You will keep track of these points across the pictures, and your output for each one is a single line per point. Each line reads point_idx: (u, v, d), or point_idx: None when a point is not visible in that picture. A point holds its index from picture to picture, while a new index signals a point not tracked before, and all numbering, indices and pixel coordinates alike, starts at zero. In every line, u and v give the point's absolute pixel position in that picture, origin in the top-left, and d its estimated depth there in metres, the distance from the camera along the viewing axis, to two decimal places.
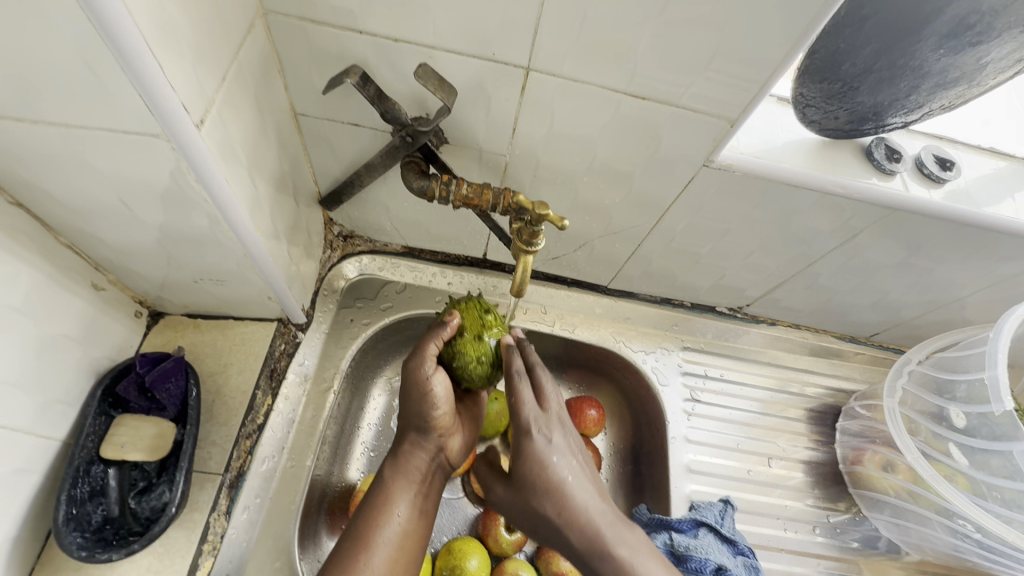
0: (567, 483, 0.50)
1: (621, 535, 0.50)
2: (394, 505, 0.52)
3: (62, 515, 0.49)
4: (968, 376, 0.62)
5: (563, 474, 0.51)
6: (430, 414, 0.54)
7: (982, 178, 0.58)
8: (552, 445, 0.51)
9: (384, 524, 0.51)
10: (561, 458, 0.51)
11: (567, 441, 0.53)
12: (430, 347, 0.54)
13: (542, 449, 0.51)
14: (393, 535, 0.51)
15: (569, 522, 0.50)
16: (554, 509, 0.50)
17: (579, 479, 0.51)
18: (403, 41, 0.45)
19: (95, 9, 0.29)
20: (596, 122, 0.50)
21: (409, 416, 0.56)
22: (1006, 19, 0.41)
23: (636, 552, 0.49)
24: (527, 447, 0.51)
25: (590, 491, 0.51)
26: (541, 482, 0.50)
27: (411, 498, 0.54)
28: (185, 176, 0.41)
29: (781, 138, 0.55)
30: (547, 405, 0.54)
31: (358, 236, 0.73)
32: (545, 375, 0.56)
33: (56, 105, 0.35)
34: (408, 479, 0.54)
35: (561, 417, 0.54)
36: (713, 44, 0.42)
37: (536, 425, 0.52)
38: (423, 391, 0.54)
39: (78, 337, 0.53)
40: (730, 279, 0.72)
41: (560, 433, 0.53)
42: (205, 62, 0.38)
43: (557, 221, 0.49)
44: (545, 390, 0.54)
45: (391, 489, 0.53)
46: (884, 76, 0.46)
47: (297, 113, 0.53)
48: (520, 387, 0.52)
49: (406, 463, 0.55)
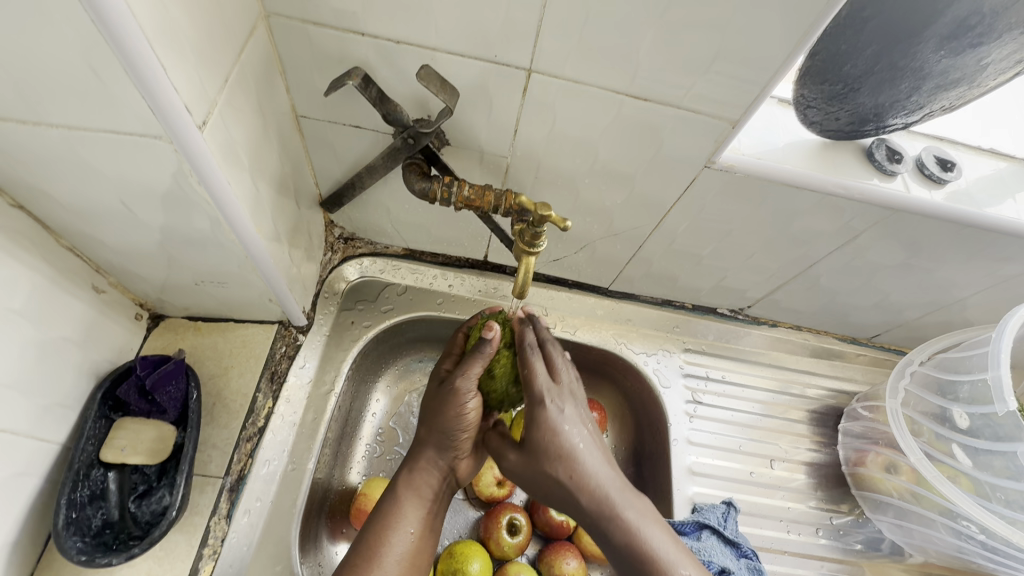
0: (580, 451, 0.50)
1: (629, 501, 0.51)
2: (405, 521, 0.53)
3: (62, 519, 0.49)
4: (971, 376, 0.62)
5: (575, 442, 0.50)
6: (454, 435, 0.54)
7: (983, 179, 0.58)
8: (564, 413, 0.51)
9: (395, 540, 0.52)
10: (574, 427, 0.51)
11: (578, 411, 0.53)
12: (475, 368, 0.52)
13: (555, 416, 0.50)
14: (403, 551, 0.52)
15: (581, 488, 0.50)
16: (566, 472, 0.50)
17: (591, 447, 0.51)
18: (404, 43, 0.45)
19: (99, 12, 0.29)
20: (597, 123, 0.50)
21: (430, 433, 0.56)
22: (1007, 19, 0.41)
23: (643, 518, 0.50)
24: (540, 414, 0.50)
25: (601, 459, 0.52)
26: (553, 447, 0.50)
27: (422, 515, 0.54)
28: (187, 178, 0.41)
29: (781, 138, 0.55)
30: (559, 375, 0.53)
31: (359, 239, 0.73)
32: (556, 347, 0.54)
33: (58, 107, 0.35)
34: (421, 497, 0.55)
35: (572, 386, 0.54)
36: (714, 45, 0.42)
37: (549, 394, 0.51)
38: (456, 411, 0.53)
39: (78, 340, 0.53)
40: (732, 281, 0.72)
41: (571, 403, 0.52)
42: (208, 64, 0.37)
43: (559, 221, 0.49)
44: (556, 359, 0.53)
45: (403, 505, 0.54)
46: (885, 77, 0.47)
47: (298, 115, 0.53)
48: (532, 360, 0.51)
49: (419, 480, 0.55)
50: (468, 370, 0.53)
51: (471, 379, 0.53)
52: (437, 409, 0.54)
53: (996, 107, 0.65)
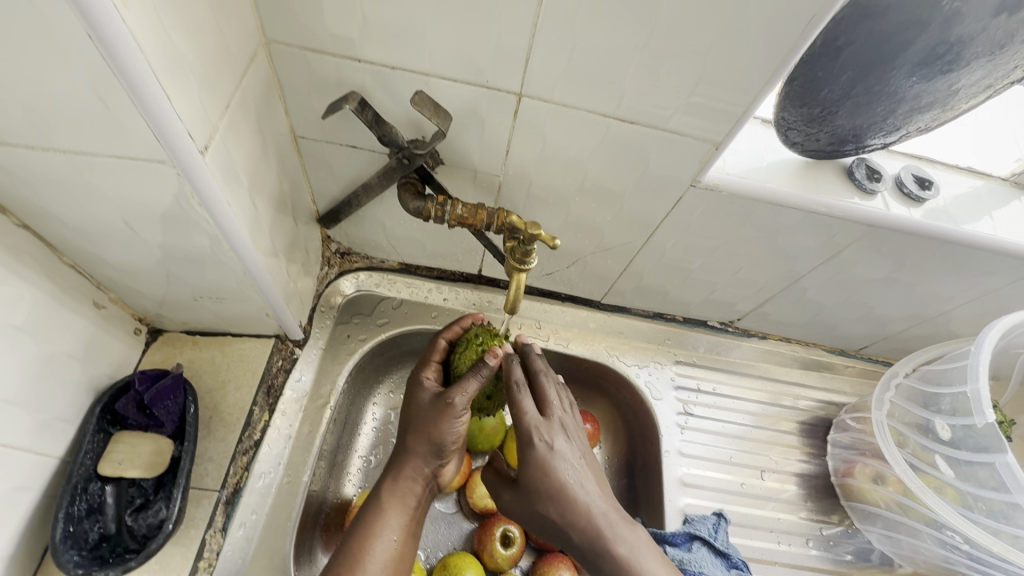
0: (571, 487, 0.51)
1: (621, 533, 0.51)
2: (388, 527, 0.54)
3: (59, 533, 0.49)
4: (952, 389, 0.63)
5: (567, 479, 0.51)
6: (442, 445, 0.56)
7: (960, 197, 0.60)
8: (555, 449, 0.51)
9: (377, 545, 0.52)
10: (565, 462, 0.51)
11: (571, 445, 0.53)
12: (470, 388, 0.54)
13: (545, 454, 0.51)
14: (386, 557, 0.52)
15: (572, 524, 0.51)
16: (557, 513, 0.51)
17: (583, 483, 0.51)
18: (399, 69, 0.47)
19: (109, 46, 0.30)
20: (587, 144, 0.52)
21: (417, 442, 0.57)
22: (975, 48, 0.44)
23: (638, 550, 0.50)
24: (530, 456, 0.51)
25: (594, 492, 0.52)
26: (545, 488, 0.51)
27: (405, 521, 0.55)
28: (188, 200, 0.42)
29: (765, 158, 0.57)
30: (550, 409, 0.54)
31: (355, 253, 0.74)
32: (546, 381, 0.56)
33: (66, 134, 0.36)
34: (404, 503, 0.56)
35: (563, 419, 0.55)
36: (696, 71, 0.44)
37: (537, 431, 0.52)
38: (446, 422, 0.55)
39: (78, 354, 0.54)
40: (721, 294, 0.74)
41: (563, 438, 0.53)
42: (210, 92, 0.39)
43: (548, 240, 0.51)
44: (547, 395, 0.55)
45: (386, 510, 0.55)
46: (861, 101, 0.49)
47: (297, 136, 0.55)
48: (520, 398, 0.53)
49: (403, 487, 0.56)
50: (464, 388, 0.54)
51: (464, 394, 0.54)
52: (427, 419, 0.56)
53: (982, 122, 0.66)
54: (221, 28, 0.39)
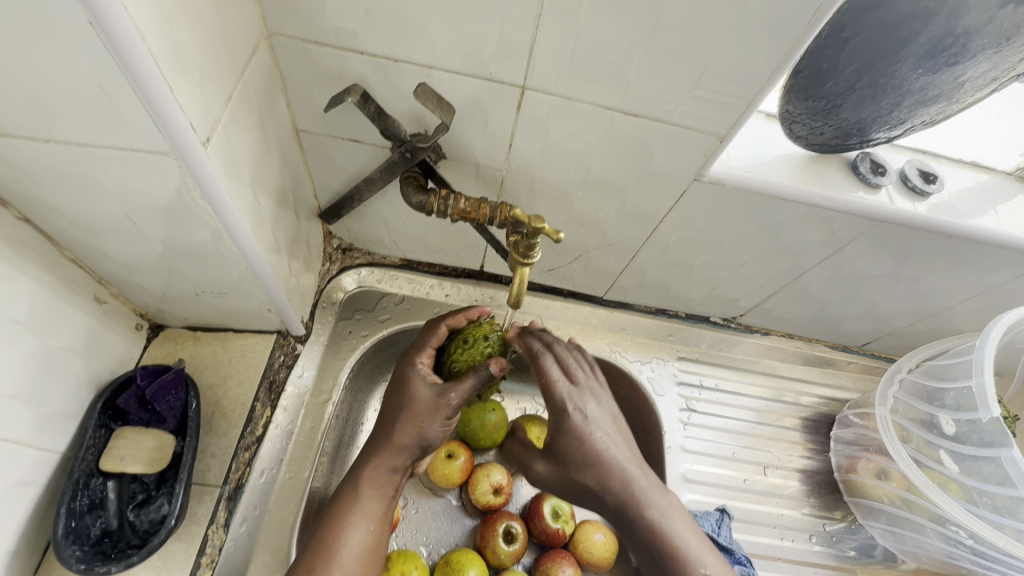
0: (606, 454, 0.51)
1: (654, 498, 0.52)
2: (361, 516, 0.53)
3: (61, 528, 0.49)
4: (956, 384, 0.63)
5: (601, 446, 0.51)
6: (426, 439, 0.56)
7: (964, 191, 0.60)
8: (586, 416, 0.52)
9: (351, 535, 0.52)
10: (598, 431, 0.52)
11: (603, 409, 0.53)
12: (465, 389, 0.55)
13: (579, 423, 0.52)
14: (358, 547, 0.52)
15: (608, 490, 0.51)
16: (594, 480, 0.51)
17: (617, 449, 0.52)
18: (402, 61, 0.46)
19: (110, 34, 0.30)
20: (590, 137, 0.52)
21: (403, 433, 0.56)
22: (980, 40, 0.43)
23: (669, 514, 0.52)
24: (566, 423, 0.52)
25: (628, 457, 0.52)
26: (580, 456, 0.52)
27: (381, 511, 0.55)
28: (190, 192, 0.42)
29: (769, 152, 0.57)
30: (576, 376, 0.54)
31: (357, 249, 0.74)
32: (567, 350, 0.56)
33: (67, 125, 0.36)
34: (380, 492, 0.55)
35: (591, 384, 0.55)
36: (701, 64, 0.44)
37: (570, 398, 0.53)
38: (437, 417, 0.56)
39: (79, 349, 0.53)
40: (724, 290, 0.73)
41: (594, 402, 0.53)
42: (212, 83, 0.39)
43: (551, 233, 0.50)
44: (570, 362, 0.55)
45: (361, 500, 0.54)
46: (866, 94, 0.48)
47: (298, 131, 0.55)
48: (548, 367, 0.54)
49: (379, 476, 0.55)
50: (462, 386, 0.55)
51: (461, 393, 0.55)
52: (419, 411, 0.56)
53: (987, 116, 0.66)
54: (223, 19, 0.39)
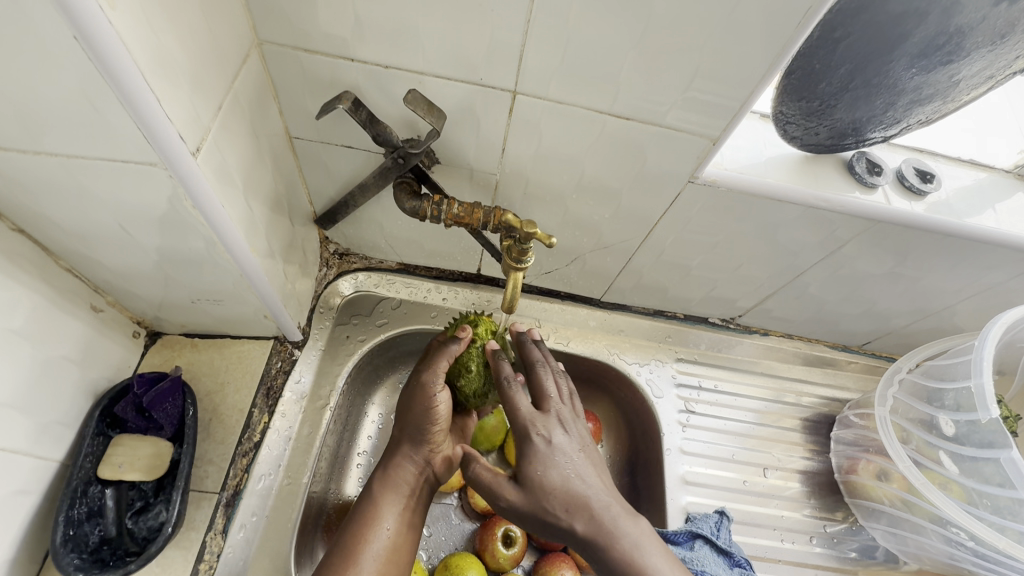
0: (572, 482, 0.49)
1: (623, 526, 0.49)
2: (382, 518, 0.55)
3: (59, 537, 0.49)
4: (955, 384, 0.63)
5: (566, 471, 0.50)
6: (426, 429, 0.57)
7: (962, 189, 0.60)
8: (553, 443, 0.51)
9: (372, 537, 0.54)
10: (561, 459, 0.50)
11: (570, 439, 0.52)
12: (441, 364, 0.57)
13: (543, 448, 0.50)
14: (380, 548, 0.53)
15: (575, 514, 0.49)
16: (562, 506, 0.49)
17: (581, 476, 0.50)
18: (393, 68, 0.46)
19: (96, 49, 0.30)
20: (582, 141, 0.52)
21: (405, 428, 0.59)
22: (975, 38, 0.43)
23: (640, 543, 0.48)
24: (528, 446, 0.50)
25: (595, 484, 0.50)
26: (547, 484, 0.49)
27: (399, 510, 0.56)
28: (182, 202, 0.42)
29: (765, 153, 0.56)
30: (547, 404, 0.54)
31: (354, 254, 0.74)
32: (544, 376, 0.56)
33: (57, 137, 0.36)
34: (397, 492, 0.57)
35: (563, 413, 0.54)
36: (691, 66, 0.43)
37: (534, 425, 0.51)
38: (424, 403, 0.57)
39: (76, 358, 0.54)
40: (721, 291, 0.73)
41: (561, 431, 0.52)
42: (202, 92, 0.39)
43: (544, 238, 0.50)
44: (544, 387, 0.55)
45: (380, 502, 0.56)
46: (860, 93, 0.48)
47: (291, 137, 0.55)
48: (513, 393, 0.53)
49: (395, 477, 0.57)
50: (435, 366, 0.57)
51: (439, 370, 0.57)
52: (411, 401, 0.58)
53: (987, 114, 0.65)
54: (212, 30, 0.39)
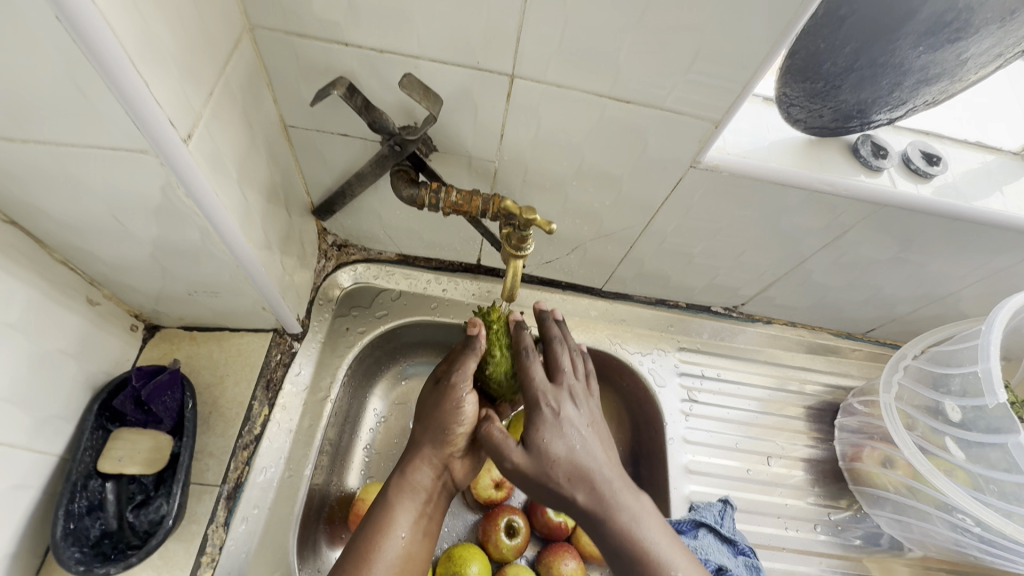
0: (577, 453, 0.50)
1: (625, 502, 0.49)
2: (397, 525, 0.53)
3: (60, 531, 0.49)
4: (961, 369, 0.62)
5: (574, 442, 0.50)
6: (448, 429, 0.56)
7: (969, 172, 0.59)
8: (563, 414, 0.51)
9: (387, 544, 0.51)
10: (569, 431, 0.50)
11: (581, 412, 0.52)
12: (469, 364, 0.56)
13: (553, 417, 0.51)
14: (394, 557, 0.51)
15: (578, 486, 0.49)
16: (565, 476, 0.49)
17: (586, 448, 0.50)
18: (388, 52, 0.45)
19: (79, 31, 0.29)
20: (582, 127, 0.51)
21: (427, 430, 0.57)
22: (984, 14, 0.42)
23: (640, 518, 0.49)
24: (538, 413, 0.51)
25: (600, 458, 0.50)
26: (552, 451, 0.49)
27: (414, 517, 0.54)
28: (175, 190, 0.41)
29: (767, 137, 0.55)
30: (560, 377, 0.54)
31: (352, 245, 0.73)
32: (559, 350, 0.56)
33: (45, 124, 0.36)
34: (414, 498, 0.55)
35: (575, 387, 0.54)
36: (693, 47, 0.42)
37: (545, 394, 0.52)
38: (451, 404, 0.56)
39: (74, 352, 0.53)
40: (724, 279, 0.72)
41: (572, 404, 0.52)
42: (192, 77, 0.38)
43: (544, 224, 0.50)
44: (559, 361, 0.56)
45: (396, 508, 0.54)
46: (866, 74, 0.47)
47: (286, 126, 0.54)
48: (530, 362, 0.54)
49: (412, 482, 0.55)
50: (463, 367, 0.56)
51: (466, 374, 0.56)
52: (434, 404, 0.57)
53: (992, 95, 0.64)
54: (200, 14, 0.38)
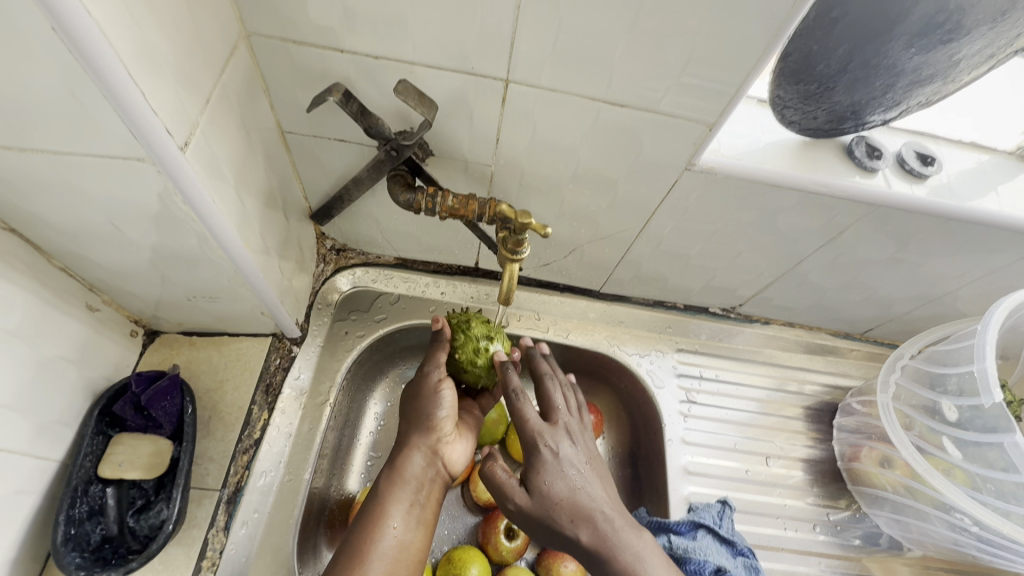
0: (578, 492, 0.49)
1: (627, 540, 0.48)
2: (390, 517, 0.53)
3: (60, 536, 0.49)
4: (958, 368, 0.63)
5: (573, 483, 0.50)
6: (430, 414, 0.58)
7: (963, 173, 0.59)
8: (560, 454, 0.51)
9: (380, 536, 0.51)
10: (567, 472, 0.50)
11: (577, 451, 0.53)
12: (439, 357, 0.60)
13: (551, 460, 0.51)
14: (388, 548, 0.51)
15: (581, 526, 0.48)
16: (568, 518, 0.49)
17: (585, 486, 0.50)
18: (384, 58, 0.46)
19: (76, 41, 0.30)
20: (577, 130, 0.51)
21: (412, 419, 0.59)
22: (974, 16, 0.42)
23: (643, 557, 0.47)
24: (536, 455, 0.51)
25: (600, 496, 0.50)
26: (553, 494, 0.49)
27: (407, 508, 0.54)
28: (172, 198, 0.41)
29: (763, 139, 0.56)
30: (555, 416, 0.55)
31: (351, 249, 0.74)
32: (553, 390, 0.57)
33: (43, 133, 0.36)
34: (406, 488, 0.55)
35: (569, 426, 0.55)
36: (685, 51, 0.43)
37: (542, 436, 0.52)
38: (431, 394, 0.59)
39: (74, 358, 0.53)
40: (721, 281, 0.73)
41: (568, 443, 0.53)
42: (188, 85, 0.39)
43: (539, 229, 0.51)
44: (553, 400, 0.56)
45: (388, 500, 0.54)
46: (858, 75, 0.47)
47: (284, 132, 0.54)
48: (525, 403, 0.54)
49: (403, 472, 0.55)
50: (435, 358, 0.60)
51: (438, 363, 0.60)
52: (415, 395, 0.60)
53: (986, 96, 0.64)
54: (197, 22, 0.38)
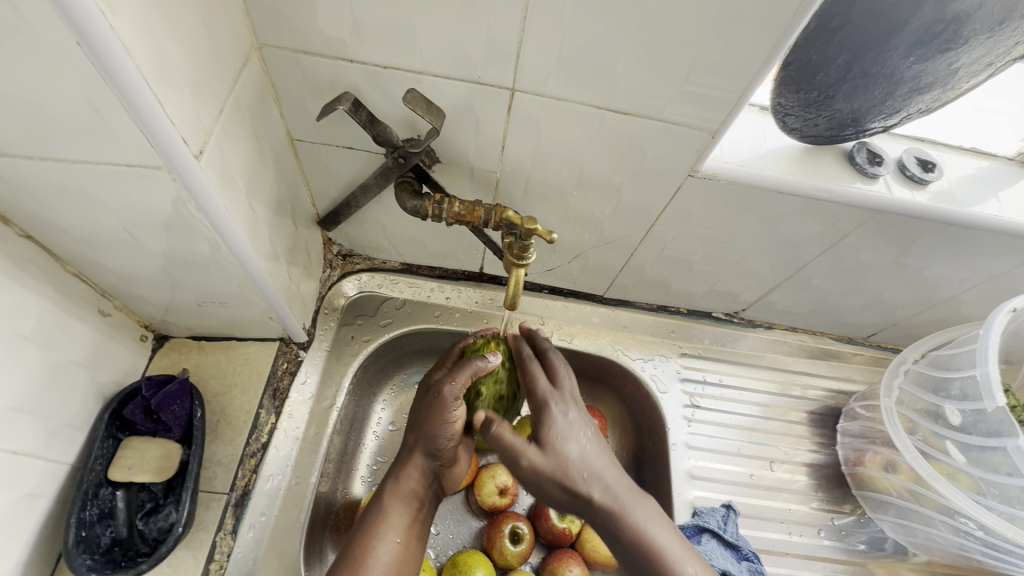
0: (589, 453, 0.50)
1: (636, 501, 0.50)
2: (391, 529, 0.54)
3: (72, 538, 0.50)
4: (961, 373, 0.63)
5: (585, 443, 0.51)
6: (439, 438, 0.56)
7: (963, 178, 0.60)
8: (571, 417, 0.52)
9: (381, 549, 0.52)
10: (577, 433, 0.51)
11: (584, 415, 0.53)
12: (461, 377, 0.54)
13: (562, 420, 0.51)
14: (389, 561, 0.52)
15: (593, 485, 0.49)
16: (580, 475, 0.49)
17: (597, 449, 0.51)
18: (392, 68, 0.47)
19: (99, 54, 0.31)
20: (582, 138, 0.52)
21: (417, 436, 0.57)
22: (972, 25, 0.43)
23: (649, 517, 0.50)
24: (547, 416, 0.51)
25: (610, 460, 0.51)
26: (568, 451, 0.50)
27: (408, 522, 0.55)
28: (185, 205, 0.42)
29: (765, 145, 0.56)
30: (562, 382, 0.55)
31: (357, 255, 0.75)
32: (557, 357, 0.57)
33: (61, 142, 0.37)
34: (406, 503, 0.56)
35: (575, 391, 0.55)
36: (688, 60, 0.44)
37: (552, 398, 0.52)
38: (440, 418, 0.54)
39: (86, 362, 0.54)
40: (724, 285, 0.73)
41: (576, 407, 0.53)
42: (203, 95, 0.39)
43: (546, 234, 0.51)
44: (557, 367, 0.56)
45: (389, 513, 0.55)
46: (858, 84, 0.48)
47: (294, 140, 0.55)
48: (533, 369, 0.55)
49: (404, 486, 0.57)
50: (456, 378, 0.54)
51: (459, 384, 0.54)
52: (422, 415, 0.57)
53: None
54: (211, 33, 0.39)
